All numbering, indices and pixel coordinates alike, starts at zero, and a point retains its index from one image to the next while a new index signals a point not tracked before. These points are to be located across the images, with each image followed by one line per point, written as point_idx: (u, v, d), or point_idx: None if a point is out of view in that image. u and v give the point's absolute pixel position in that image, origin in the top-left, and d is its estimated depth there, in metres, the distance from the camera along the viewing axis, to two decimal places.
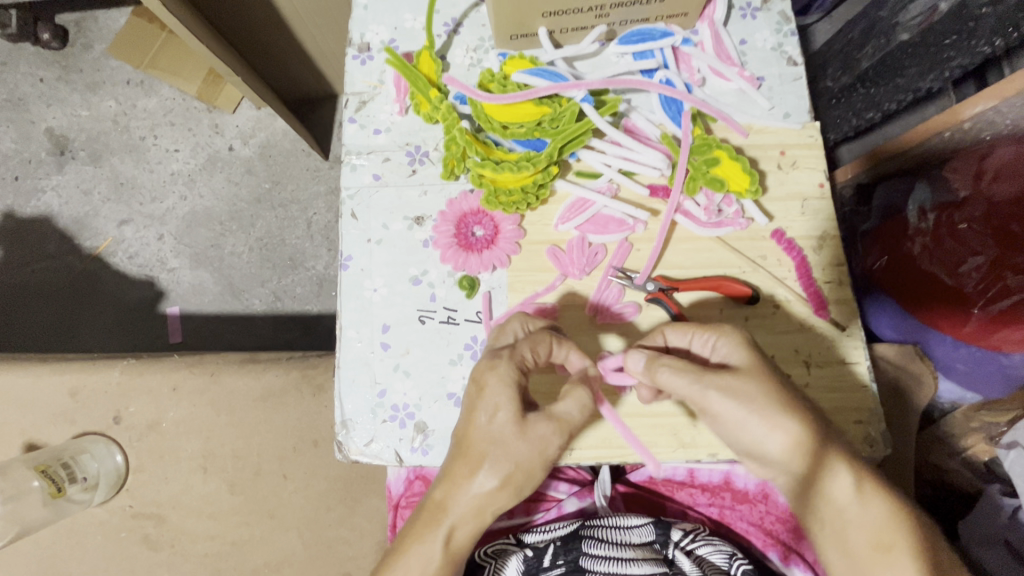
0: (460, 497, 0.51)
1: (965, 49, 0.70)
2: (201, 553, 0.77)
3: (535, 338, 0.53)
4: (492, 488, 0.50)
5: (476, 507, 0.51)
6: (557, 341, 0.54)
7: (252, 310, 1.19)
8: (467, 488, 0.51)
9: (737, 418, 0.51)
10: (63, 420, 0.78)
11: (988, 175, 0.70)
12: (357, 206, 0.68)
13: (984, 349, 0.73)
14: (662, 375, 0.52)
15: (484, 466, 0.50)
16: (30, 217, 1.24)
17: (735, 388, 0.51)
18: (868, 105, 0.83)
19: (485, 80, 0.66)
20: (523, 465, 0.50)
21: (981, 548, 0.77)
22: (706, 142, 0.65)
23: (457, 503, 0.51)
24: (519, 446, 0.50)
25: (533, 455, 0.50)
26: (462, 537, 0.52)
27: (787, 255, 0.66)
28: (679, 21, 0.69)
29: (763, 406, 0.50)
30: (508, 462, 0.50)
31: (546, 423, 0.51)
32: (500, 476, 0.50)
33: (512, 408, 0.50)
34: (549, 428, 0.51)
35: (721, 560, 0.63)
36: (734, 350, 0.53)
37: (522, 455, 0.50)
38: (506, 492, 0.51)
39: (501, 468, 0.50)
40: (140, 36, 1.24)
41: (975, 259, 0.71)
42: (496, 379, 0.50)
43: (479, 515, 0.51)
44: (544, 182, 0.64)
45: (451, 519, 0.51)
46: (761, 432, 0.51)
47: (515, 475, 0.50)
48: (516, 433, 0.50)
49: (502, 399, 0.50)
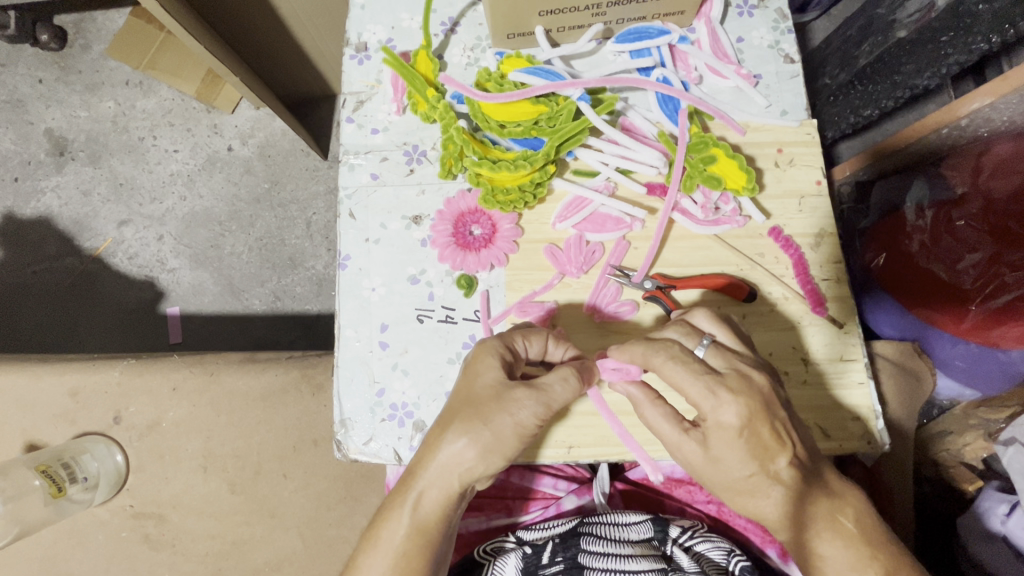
0: (433, 461, 0.51)
1: (961, 46, 0.68)
2: (201, 552, 0.77)
3: (530, 331, 0.56)
4: (462, 448, 0.50)
5: (443, 473, 0.51)
6: (555, 342, 0.57)
7: (252, 310, 1.19)
8: (438, 453, 0.51)
9: (708, 472, 0.53)
10: (64, 420, 0.79)
11: (985, 171, 0.71)
12: (355, 206, 0.68)
13: (981, 345, 0.73)
14: (648, 415, 0.54)
15: (452, 424, 0.51)
16: (30, 218, 1.24)
17: (715, 453, 0.51)
18: (865, 103, 0.81)
19: (483, 79, 0.66)
20: (496, 429, 0.50)
21: (980, 545, 0.75)
22: (702, 139, 0.64)
23: (427, 467, 0.51)
24: (495, 410, 0.50)
25: (508, 422, 0.50)
26: (431, 505, 0.52)
27: (784, 253, 0.66)
28: (676, 19, 0.69)
29: (745, 469, 0.51)
30: (478, 419, 0.50)
31: (526, 392, 0.51)
32: (470, 435, 0.50)
33: (498, 372, 0.52)
34: (527, 397, 0.50)
35: (720, 557, 0.63)
36: (732, 427, 0.50)
37: (498, 419, 0.50)
38: (477, 459, 0.50)
39: (473, 429, 0.50)
40: (140, 37, 1.24)
41: (972, 257, 0.71)
42: (484, 352, 0.53)
43: (447, 481, 0.51)
44: (541, 180, 0.64)
45: (419, 483, 0.52)
46: (732, 487, 0.53)
47: (486, 438, 0.50)
48: (493, 396, 0.50)
49: (488, 368, 0.52)
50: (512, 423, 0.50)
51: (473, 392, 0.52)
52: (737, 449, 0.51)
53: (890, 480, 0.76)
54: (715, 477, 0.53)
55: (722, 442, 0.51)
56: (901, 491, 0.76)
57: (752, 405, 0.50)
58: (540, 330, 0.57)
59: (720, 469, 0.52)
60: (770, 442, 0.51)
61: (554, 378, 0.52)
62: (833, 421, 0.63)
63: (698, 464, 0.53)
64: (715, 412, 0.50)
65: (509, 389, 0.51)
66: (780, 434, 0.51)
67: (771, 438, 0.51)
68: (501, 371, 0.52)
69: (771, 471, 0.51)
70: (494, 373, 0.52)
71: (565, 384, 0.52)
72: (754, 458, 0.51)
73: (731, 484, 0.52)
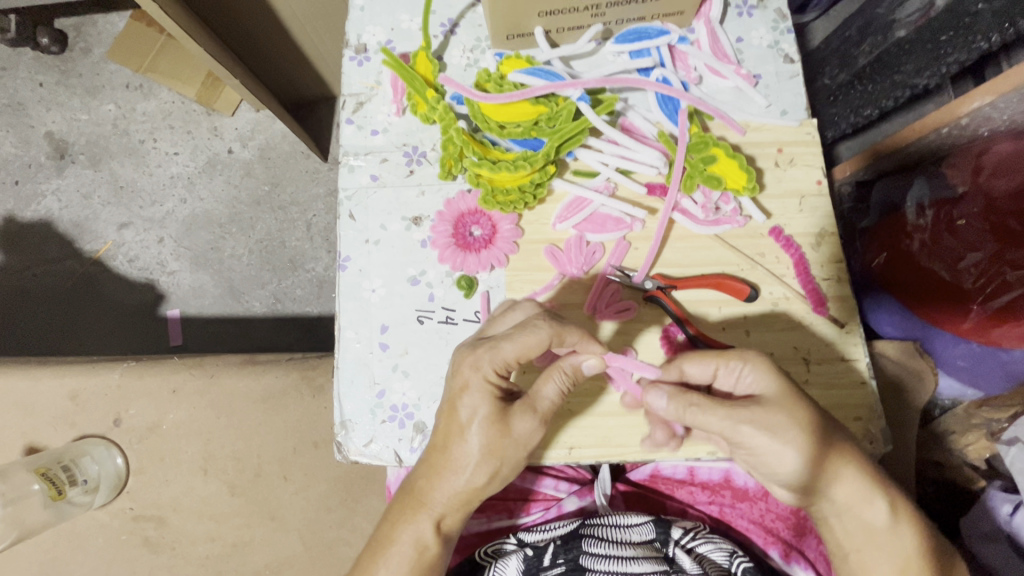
0: (447, 489, 0.55)
1: (961, 45, 0.70)
2: (201, 555, 0.77)
3: (524, 348, 0.52)
4: (479, 480, 0.55)
5: (460, 497, 0.56)
6: (558, 340, 0.53)
7: (253, 312, 1.19)
8: (450, 481, 0.55)
9: (773, 448, 0.51)
10: (64, 423, 0.79)
11: (986, 170, 0.71)
12: (355, 207, 0.68)
13: (984, 345, 0.74)
14: (695, 413, 0.52)
15: (462, 460, 0.54)
16: (30, 221, 1.24)
17: (772, 423, 0.51)
18: (866, 102, 0.82)
19: (482, 80, 0.66)
20: (510, 459, 0.54)
21: (982, 545, 0.75)
22: (702, 139, 0.64)
23: (442, 492, 0.55)
24: (506, 446, 0.53)
25: (517, 450, 0.54)
26: (449, 522, 0.57)
27: (784, 253, 0.66)
28: (675, 20, 0.69)
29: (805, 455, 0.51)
30: (495, 458, 0.54)
31: (529, 419, 0.53)
32: (487, 470, 0.54)
33: (491, 409, 0.53)
34: (532, 424, 0.54)
35: (723, 558, 0.63)
36: (768, 383, 0.53)
37: (513, 452, 0.54)
38: (489, 483, 0.56)
39: (485, 463, 0.54)
40: (140, 40, 1.25)
41: (973, 256, 0.72)
42: (479, 394, 0.53)
43: (466, 502, 0.56)
44: (541, 181, 0.64)
45: (435, 508, 0.56)
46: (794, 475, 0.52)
47: (501, 469, 0.55)
48: (498, 433, 0.53)
49: (477, 405, 0.53)
50: (522, 449, 0.54)
51: (474, 430, 0.53)
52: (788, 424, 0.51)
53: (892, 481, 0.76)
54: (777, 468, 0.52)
55: (772, 403, 0.52)
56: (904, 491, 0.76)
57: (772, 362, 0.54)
58: (539, 337, 0.52)
59: (777, 434, 0.51)
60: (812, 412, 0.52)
61: (549, 392, 0.54)
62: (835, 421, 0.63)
63: (757, 450, 0.52)
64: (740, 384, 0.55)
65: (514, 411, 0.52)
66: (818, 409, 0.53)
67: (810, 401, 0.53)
68: (495, 406, 0.53)
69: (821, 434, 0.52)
70: (483, 408, 0.53)
71: (559, 394, 0.54)
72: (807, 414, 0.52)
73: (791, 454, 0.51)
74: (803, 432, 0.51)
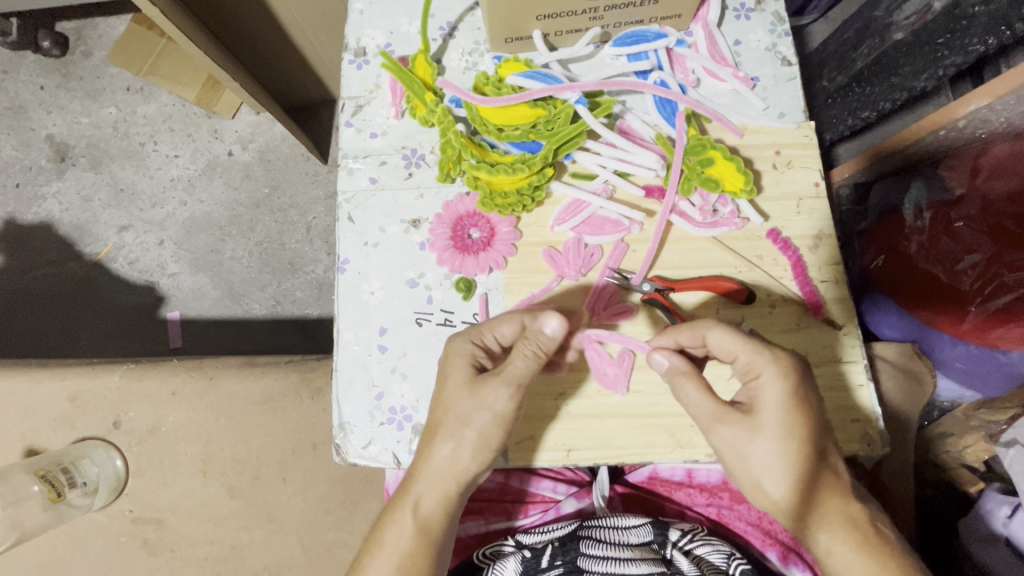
0: (428, 467, 0.53)
1: (958, 48, 0.69)
2: (200, 557, 0.77)
3: (500, 321, 0.55)
4: (451, 451, 0.53)
5: (440, 473, 0.53)
6: (531, 317, 0.55)
7: (252, 315, 1.19)
8: (428, 453, 0.54)
9: (745, 451, 0.52)
10: (63, 425, 0.79)
11: (983, 172, 0.71)
12: (354, 210, 0.69)
13: (981, 346, 0.74)
14: (685, 390, 0.55)
15: (439, 430, 0.53)
16: (31, 223, 1.24)
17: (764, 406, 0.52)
18: (864, 104, 0.82)
19: (481, 83, 0.66)
20: (476, 424, 0.53)
21: (980, 546, 0.76)
22: (700, 141, 0.65)
23: (424, 471, 0.54)
24: (471, 407, 0.53)
25: (488, 417, 0.52)
26: (430, 507, 0.54)
27: (782, 255, 0.66)
28: (673, 23, 0.69)
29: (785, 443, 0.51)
30: (458, 420, 0.53)
31: (494, 383, 0.52)
32: (456, 436, 0.53)
33: (466, 374, 0.54)
34: (497, 389, 0.52)
35: (720, 560, 0.62)
36: (782, 388, 0.51)
37: (477, 416, 0.52)
38: (464, 454, 0.53)
39: (457, 432, 0.53)
40: (140, 43, 1.25)
41: (971, 258, 0.72)
42: (455, 355, 0.55)
43: (443, 482, 0.53)
44: (540, 184, 0.64)
45: (415, 486, 0.54)
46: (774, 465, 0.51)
47: (469, 436, 0.53)
48: (467, 394, 0.53)
49: (456, 367, 0.54)
50: (490, 416, 0.52)
51: (449, 394, 0.54)
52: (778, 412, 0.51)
53: (891, 483, 0.76)
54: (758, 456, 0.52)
55: (768, 385, 0.51)
56: (903, 492, 0.76)
57: (795, 366, 0.52)
58: (512, 314, 0.55)
59: (757, 441, 0.52)
60: (809, 406, 0.52)
61: (517, 357, 0.53)
62: (833, 423, 0.63)
63: (739, 442, 0.52)
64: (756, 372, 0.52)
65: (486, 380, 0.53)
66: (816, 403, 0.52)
67: (815, 409, 0.52)
68: (472, 371, 0.54)
69: (813, 443, 0.52)
70: (457, 369, 0.54)
71: (527, 361, 0.52)
72: (802, 425, 0.51)
73: (770, 463, 0.51)
74: (788, 416, 0.51)
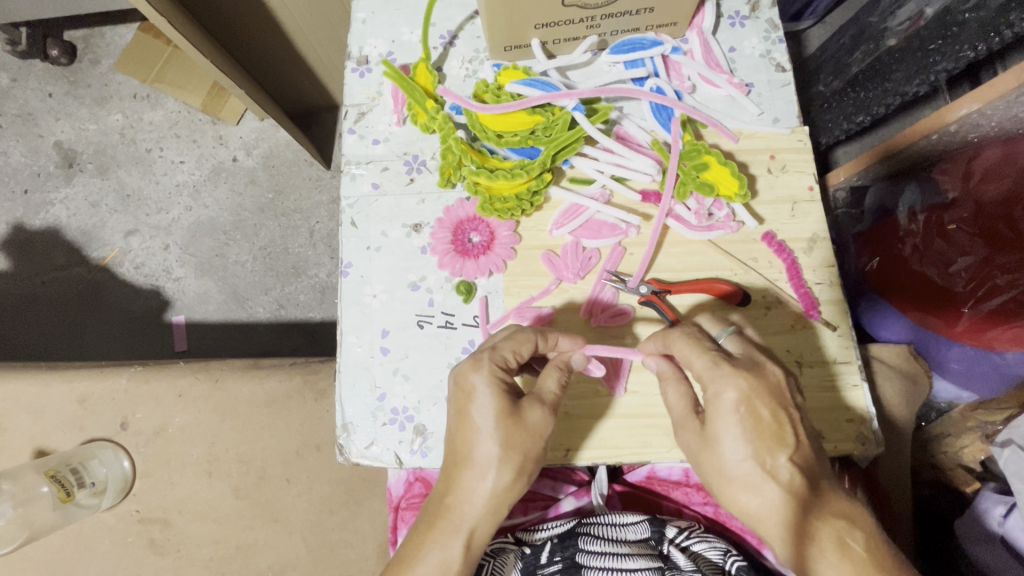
0: (474, 498, 0.52)
1: (949, 54, 0.70)
2: (206, 556, 0.78)
3: (517, 340, 0.54)
4: (502, 481, 0.52)
5: (491, 506, 0.53)
6: (543, 336, 0.56)
7: (256, 318, 1.21)
8: (478, 488, 0.52)
9: (700, 458, 0.54)
10: (73, 426, 0.80)
11: (975, 176, 0.72)
12: (357, 215, 0.70)
13: (977, 347, 0.74)
14: (669, 392, 0.56)
15: (490, 463, 0.52)
16: (39, 229, 1.26)
17: (759, 423, 0.52)
18: (858, 109, 0.83)
19: (481, 91, 0.68)
20: (533, 454, 0.53)
21: (975, 546, 0.76)
22: (695, 147, 0.66)
23: (472, 504, 0.52)
24: (522, 438, 0.52)
25: (537, 442, 0.53)
26: (481, 537, 0.54)
27: (777, 257, 0.67)
28: (669, 30, 0.71)
29: (739, 452, 0.52)
30: (515, 452, 0.52)
31: (541, 408, 0.53)
32: (512, 468, 0.52)
33: (502, 402, 0.52)
34: (545, 414, 0.53)
35: (717, 556, 0.64)
36: (728, 402, 0.51)
37: (531, 444, 0.53)
38: (517, 484, 0.53)
39: (510, 461, 0.52)
40: (147, 51, 1.27)
41: (964, 260, 0.73)
42: (477, 374, 0.53)
43: (495, 510, 0.53)
44: (538, 189, 0.66)
45: (470, 523, 0.52)
46: (726, 474, 0.53)
47: (525, 466, 0.53)
48: (513, 424, 0.52)
49: (491, 399, 0.52)
50: (539, 441, 0.53)
51: (485, 424, 0.52)
52: (734, 427, 0.52)
53: (887, 483, 0.77)
54: (711, 464, 0.53)
55: (722, 395, 0.52)
56: (898, 492, 0.77)
57: (749, 381, 0.51)
58: (526, 333, 0.55)
59: (717, 451, 0.52)
60: (763, 420, 0.52)
61: (549, 381, 0.55)
62: (828, 423, 0.64)
63: (695, 449, 0.54)
64: (715, 385, 0.52)
65: (525, 408, 0.53)
66: (779, 418, 0.52)
67: (770, 421, 0.52)
68: (506, 398, 0.52)
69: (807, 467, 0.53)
70: (492, 401, 0.52)
71: (560, 386, 0.55)
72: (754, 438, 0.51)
73: (725, 473, 0.52)
74: (776, 432, 0.52)
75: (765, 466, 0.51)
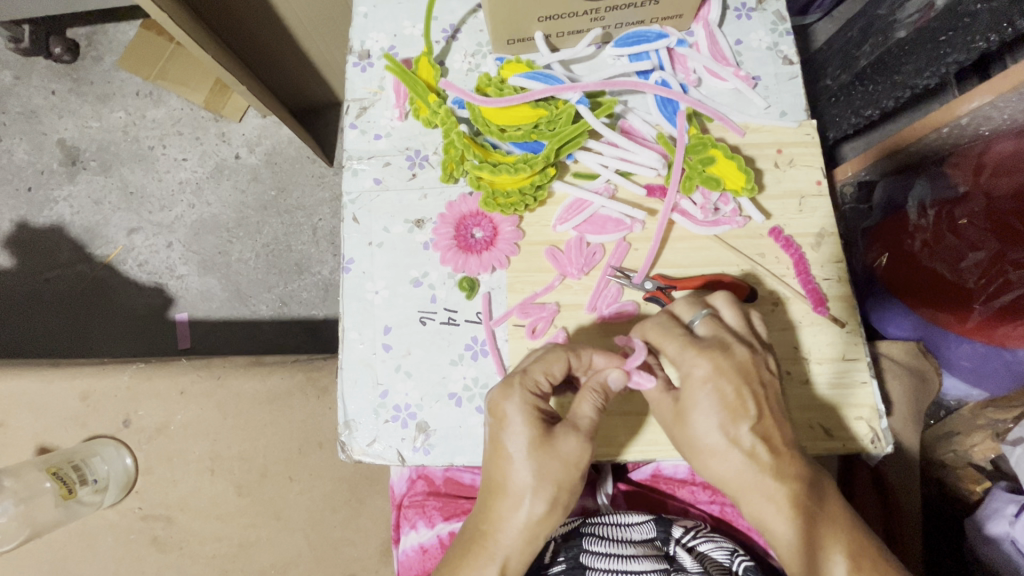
0: (512, 529, 0.51)
1: (960, 46, 0.69)
2: (207, 554, 0.78)
3: (549, 361, 0.54)
4: (541, 513, 0.51)
5: (526, 535, 0.52)
6: (576, 354, 0.55)
7: (260, 316, 1.20)
8: (514, 518, 0.51)
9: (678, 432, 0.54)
10: (74, 423, 0.80)
11: (987, 169, 0.71)
12: (359, 210, 0.70)
13: (988, 345, 0.73)
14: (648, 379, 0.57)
15: (526, 493, 0.51)
16: (42, 226, 1.26)
17: (725, 395, 0.53)
18: (867, 103, 0.82)
19: (482, 84, 0.66)
20: (566, 483, 0.51)
21: (984, 546, 0.77)
22: (701, 140, 0.65)
23: (508, 535, 0.52)
24: (557, 468, 0.51)
25: (575, 473, 0.52)
26: (515, 565, 0.53)
27: (784, 252, 0.66)
28: (674, 23, 0.70)
29: (711, 419, 0.52)
30: (550, 483, 0.51)
31: (576, 436, 0.52)
32: (547, 500, 0.51)
33: (535, 430, 0.51)
34: (579, 443, 0.52)
35: (723, 556, 0.63)
36: (698, 377, 0.53)
37: (565, 475, 0.51)
38: (553, 515, 0.52)
39: (548, 493, 0.51)
40: (150, 48, 1.27)
41: (975, 255, 0.72)
42: (512, 406, 0.52)
43: (531, 540, 0.52)
44: (541, 184, 0.65)
45: (506, 552, 0.52)
46: (693, 445, 0.54)
47: (561, 496, 0.51)
48: (549, 455, 0.51)
49: (525, 426, 0.51)
50: (574, 469, 0.51)
51: (519, 453, 0.51)
52: (704, 399, 0.53)
53: (896, 482, 0.75)
54: (683, 438, 0.54)
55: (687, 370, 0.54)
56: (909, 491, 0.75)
57: (718, 358, 0.53)
58: (557, 353, 0.55)
59: (689, 424, 0.53)
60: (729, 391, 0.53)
61: (585, 406, 0.53)
62: (837, 420, 0.63)
63: (671, 424, 0.55)
64: (684, 364, 0.54)
65: (559, 434, 0.51)
66: (743, 394, 0.53)
67: (736, 396, 0.53)
68: (541, 426, 0.51)
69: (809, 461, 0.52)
70: (528, 428, 0.51)
71: (597, 411, 0.53)
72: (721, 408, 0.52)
73: (700, 445, 0.53)
74: (743, 405, 0.53)
75: (729, 435, 0.52)
